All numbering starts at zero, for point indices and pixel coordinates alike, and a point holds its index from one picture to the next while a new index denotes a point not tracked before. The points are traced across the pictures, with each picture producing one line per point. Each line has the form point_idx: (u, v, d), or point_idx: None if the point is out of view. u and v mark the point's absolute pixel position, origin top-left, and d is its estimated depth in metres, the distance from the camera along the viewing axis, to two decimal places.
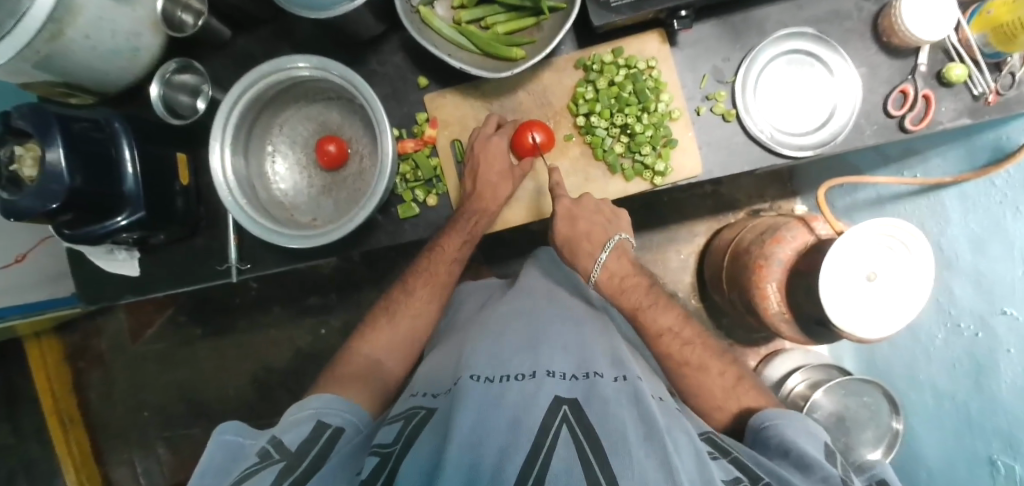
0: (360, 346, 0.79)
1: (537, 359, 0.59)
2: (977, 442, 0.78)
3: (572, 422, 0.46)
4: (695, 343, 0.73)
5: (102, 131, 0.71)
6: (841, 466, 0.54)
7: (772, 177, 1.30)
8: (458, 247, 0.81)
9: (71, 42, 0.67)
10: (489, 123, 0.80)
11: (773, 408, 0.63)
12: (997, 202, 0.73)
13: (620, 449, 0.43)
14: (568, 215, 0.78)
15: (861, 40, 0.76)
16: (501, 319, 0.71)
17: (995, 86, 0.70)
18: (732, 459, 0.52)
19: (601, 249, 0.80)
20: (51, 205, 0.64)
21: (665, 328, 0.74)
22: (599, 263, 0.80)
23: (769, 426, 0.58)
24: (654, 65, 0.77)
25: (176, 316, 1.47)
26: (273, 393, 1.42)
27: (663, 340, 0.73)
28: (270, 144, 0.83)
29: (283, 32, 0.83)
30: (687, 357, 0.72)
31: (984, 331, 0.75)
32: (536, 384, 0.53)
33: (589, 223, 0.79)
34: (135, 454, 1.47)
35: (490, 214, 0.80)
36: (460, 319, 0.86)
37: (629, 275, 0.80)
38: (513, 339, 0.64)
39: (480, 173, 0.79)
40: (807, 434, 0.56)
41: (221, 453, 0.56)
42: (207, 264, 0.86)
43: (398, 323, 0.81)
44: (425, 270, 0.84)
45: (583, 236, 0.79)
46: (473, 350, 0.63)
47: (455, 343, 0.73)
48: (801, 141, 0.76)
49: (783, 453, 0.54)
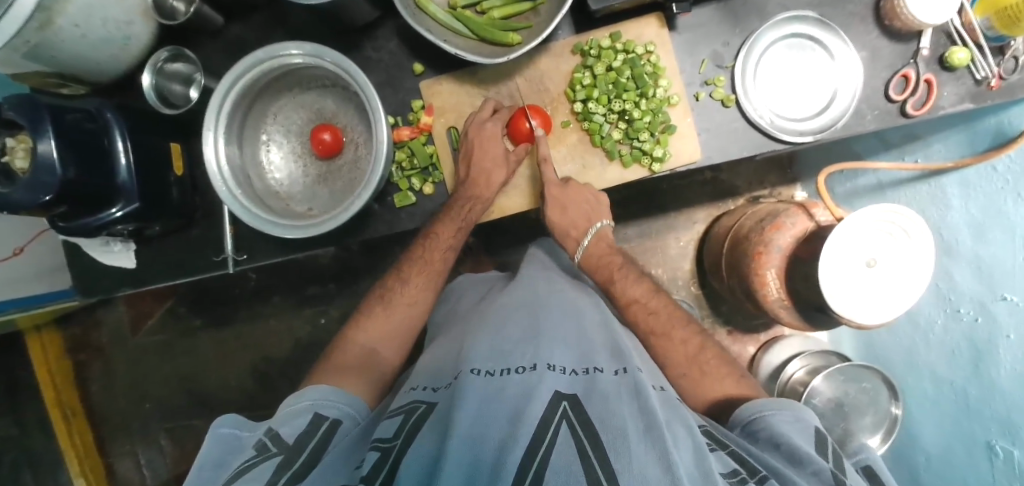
0: (358, 336, 0.79)
1: (537, 350, 0.59)
2: (976, 427, 0.79)
3: (571, 418, 0.46)
4: (659, 312, 0.77)
5: (95, 122, 0.70)
6: (832, 454, 0.53)
7: (772, 164, 1.29)
8: (453, 233, 0.81)
9: (61, 31, 0.65)
10: (484, 109, 0.80)
11: (757, 400, 0.62)
12: (998, 188, 0.72)
13: (620, 444, 0.43)
14: (557, 202, 0.79)
15: (863, 23, 0.74)
16: (501, 311, 0.71)
17: (998, 70, 0.69)
18: (730, 451, 0.52)
19: (585, 234, 0.84)
20: (44, 196, 0.63)
21: (634, 299, 0.79)
22: (581, 248, 0.85)
23: (761, 419, 0.58)
24: (653, 50, 0.76)
25: (176, 307, 1.47)
26: (274, 382, 1.43)
27: (630, 309, 0.78)
28: (264, 134, 0.82)
29: (276, 18, 0.82)
30: (652, 326, 0.76)
31: (983, 316, 0.75)
32: (536, 377, 0.53)
33: (576, 212, 0.82)
34: (138, 445, 1.48)
35: (485, 201, 0.80)
36: (460, 310, 0.86)
37: (606, 255, 0.85)
38: (513, 331, 0.64)
39: (477, 158, 0.78)
40: (797, 422, 0.57)
41: (219, 446, 0.56)
42: (203, 254, 0.86)
43: (395, 312, 0.81)
44: (421, 257, 0.84)
45: (570, 223, 0.82)
46: (473, 342, 0.63)
47: (456, 335, 0.73)
48: (802, 126, 0.75)
49: (775, 447, 0.54)
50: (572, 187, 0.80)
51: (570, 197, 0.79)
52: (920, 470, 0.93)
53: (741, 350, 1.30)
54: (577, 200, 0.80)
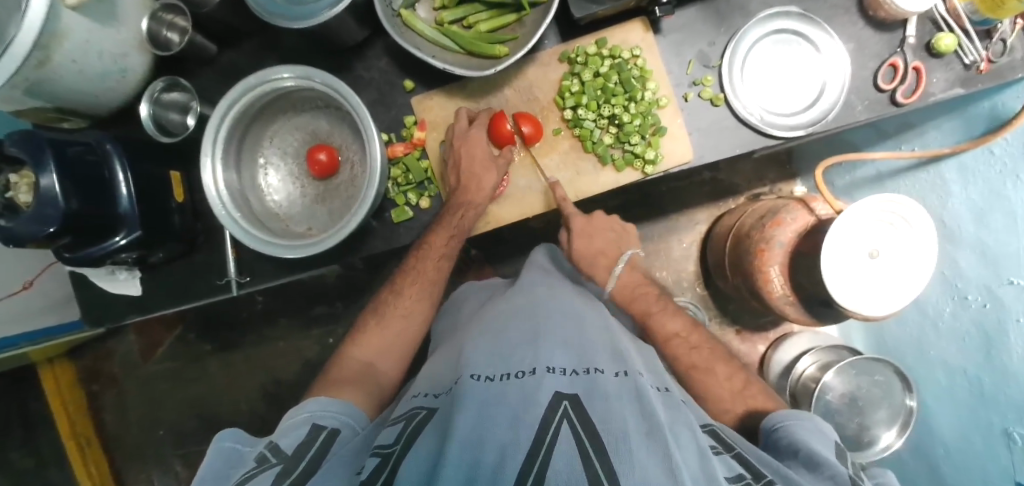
0: (355, 352, 0.79)
1: (537, 355, 0.59)
2: (992, 415, 0.77)
3: (573, 418, 0.46)
4: (702, 347, 0.76)
5: (95, 153, 0.71)
6: (852, 466, 0.53)
7: (770, 161, 1.29)
8: (445, 242, 0.80)
9: (59, 66, 0.67)
10: (461, 118, 0.80)
11: (783, 409, 0.64)
12: (997, 171, 0.72)
13: (621, 445, 0.43)
14: (583, 232, 0.85)
15: (847, 15, 0.75)
16: (501, 317, 0.71)
17: (986, 54, 0.69)
18: (735, 454, 0.52)
19: (616, 262, 0.87)
20: (48, 228, 0.64)
21: (674, 333, 0.78)
22: (615, 276, 0.85)
23: (783, 427, 0.59)
24: (639, 54, 0.77)
25: (185, 334, 1.48)
26: (284, 403, 1.43)
27: (671, 343, 0.77)
28: (262, 157, 0.83)
29: (269, 43, 0.83)
30: (694, 361, 0.74)
31: (991, 301, 0.75)
32: (536, 380, 0.52)
33: (602, 239, 0.87)
34: (152, 472, 1.49)
35: (478, 207, 0.79)
36: (460, 318, 0.86)
37: (640, 285, 0.85)
38: (514, 335, 0.64)
39: (466, 167, 0.78)
40: (817, 433, 0.57)
41: (220, 460, 0.56)
42: (205, 278, 0.87)
43: (388, 324, 0.81)
44: (414, 270, 0.83)
45: (599, 252, 0.86)
46: (473, 348, 0.63)
47: (456, 342, 0.73)
48: (793, 121, 0.75)
49: (794, 453, 0.54)
50: (595, 220, 0.87)
51: (594, 227, 0.86)
52: (938, 461, 0.91)
53: (750, 349, 1.29)
54: (599, 229, 0.87)
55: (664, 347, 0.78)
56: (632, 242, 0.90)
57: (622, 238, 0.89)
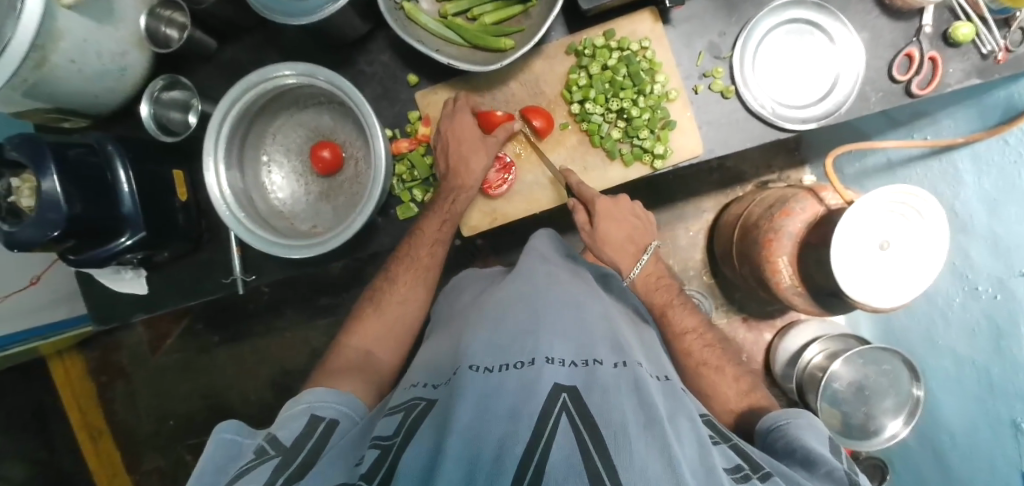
0: (349, 348, 0.79)
1: (536, 343, 0.57)
2: (999, 405, 0.77)
3: (572, 411, 0.45)
4: (715, 346, 0.76)
5: (97, 155, 0.71)
6: (846, 461, 0.54)
7: (779, 147, 1.27)
8: (438, 229, 0.79)
9: (57, 67, 0.66)
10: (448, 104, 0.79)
11: (780, 410, 0.64)
12: (1011, 162, 0.70)
13: (620, 438, 0.42)
14: (609, 215, 0.81)
15: (862, 3, 0.73)
16: (500, 304, 0.69)
17: (1004, 43, 0.68)
18: (732, 445, 0.52)
19: (640, 254, 0.85)
20: (52, 233, 0.63)
21: (690, 328, 0.78)
22: (639, 266, 0.84)
23: (780, 427, 0.59)
24: (648, 45, 0.75)
25: (193, 325, 1.49)
26: (294, 392, 1.44)
27: (686, 338, 0.77)
28: (264, 155, 0.82)
29: (269, 38, 0.82)
30: (706, 358, 0.75)
31: (1002, 292, 0.74)
32: (535, 371, 0.51)
33: (621, 226, 0.83)
34: (163, 461, 1.51)
35: (470, 190, 0.79)
36: (460, 305, 0.85)
37: (662, 277, 0.85)
38: (514, 322, 0.63)
39: (456, 149, 0.78)
40: (814, 431, 0.58)
41: (223, 452, 0.55)
42: (211, 277, 0.87)
43: (381, 317, 0.81)
44: (407, 257, 0.81)
45: (624, 239, 0.84)
46: (473, 336, 0.62)
47: (455, 331, 0.72)
48: (805, 114, 0.74)
49: (792, 453, 0.54)
50: (620, 205, 0.83)
51: (616, 212, 0.82)
52: (944, 451, 0.91)
53: (756, 336, 1.30)
54: (620, 214, 0.83)
55: (678, 343, 0.78)
56: (654, 230, 0.88)
57: (646, 225, 0.86)
